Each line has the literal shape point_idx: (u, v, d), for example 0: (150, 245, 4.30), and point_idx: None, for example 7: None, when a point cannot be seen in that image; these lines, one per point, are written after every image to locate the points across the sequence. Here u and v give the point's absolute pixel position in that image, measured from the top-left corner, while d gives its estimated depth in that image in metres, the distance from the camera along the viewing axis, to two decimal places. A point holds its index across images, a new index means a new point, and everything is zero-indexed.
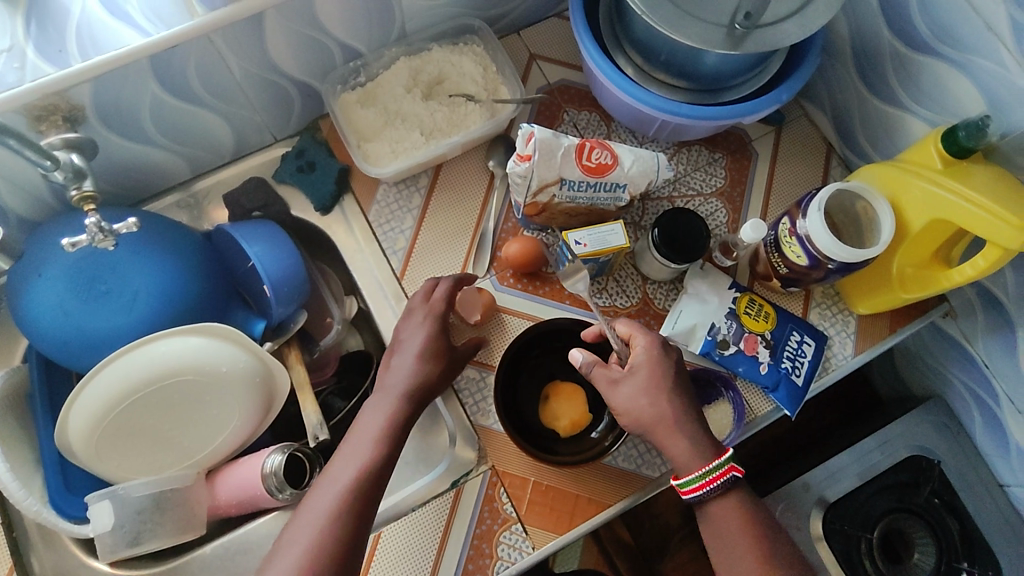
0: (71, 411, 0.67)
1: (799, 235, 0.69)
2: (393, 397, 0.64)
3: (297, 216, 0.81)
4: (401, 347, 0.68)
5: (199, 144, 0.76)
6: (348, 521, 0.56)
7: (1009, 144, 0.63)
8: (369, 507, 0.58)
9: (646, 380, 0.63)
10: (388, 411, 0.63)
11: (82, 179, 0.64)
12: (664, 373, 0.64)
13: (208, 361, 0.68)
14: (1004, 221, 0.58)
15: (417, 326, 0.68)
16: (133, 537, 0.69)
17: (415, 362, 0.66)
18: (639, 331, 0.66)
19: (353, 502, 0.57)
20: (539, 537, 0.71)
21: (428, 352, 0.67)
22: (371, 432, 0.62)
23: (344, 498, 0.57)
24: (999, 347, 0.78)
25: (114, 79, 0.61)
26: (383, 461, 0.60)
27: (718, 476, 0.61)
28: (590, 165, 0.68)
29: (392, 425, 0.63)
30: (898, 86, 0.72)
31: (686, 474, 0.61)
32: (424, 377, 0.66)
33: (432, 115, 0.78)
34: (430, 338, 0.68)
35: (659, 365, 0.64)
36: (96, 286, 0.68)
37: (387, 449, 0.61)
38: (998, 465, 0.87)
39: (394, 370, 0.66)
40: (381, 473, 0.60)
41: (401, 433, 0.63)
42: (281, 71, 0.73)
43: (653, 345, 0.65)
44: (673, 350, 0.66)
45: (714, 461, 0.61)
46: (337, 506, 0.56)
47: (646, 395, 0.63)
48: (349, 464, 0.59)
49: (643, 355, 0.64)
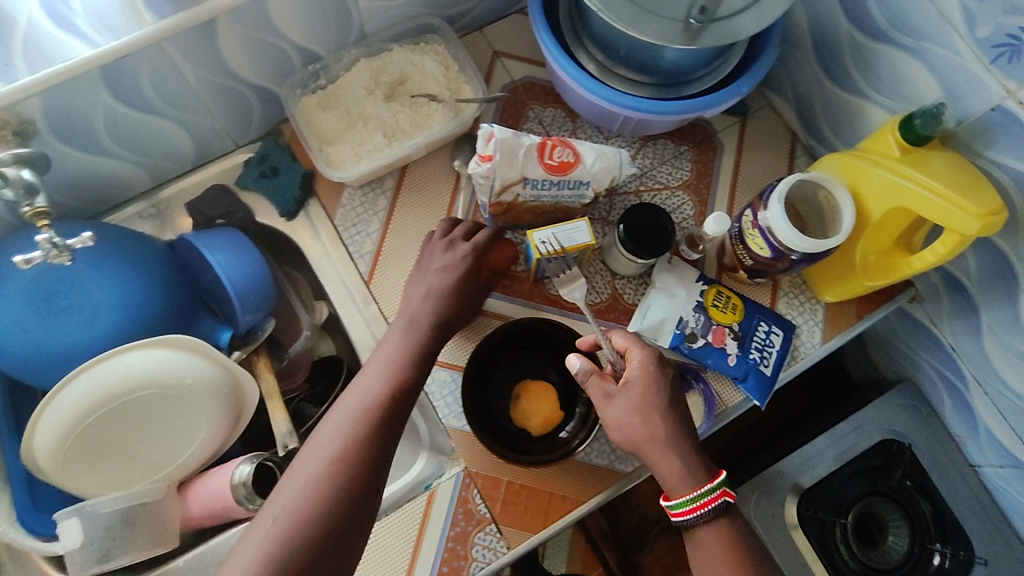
0: (36, 428, 0.66)
1: (760, 227, 0.69)
2: (413, 331, 0.66)
3: (262, 222, 0.81)
4: (426, 279, 0.69)
5: (157, 153, 0.75)
6: (380, 421, 0.58)
7: (965, 130, 0.64)
8: (387, 434, 0.58)
9: (639, 397, 0.63)
10: (406, 343, 0.65)
11: (34, 196, 0.63)
12: (658, 394, 0.63)
13: (173, 374, 0.68)
14: (960, 209, 0.59)
15: (451, 260, 0.70)
16: (102, 554, 0.68)
17: (443, 292, 0.68)
18: (636, 346, 0.66)
19: (368, 428, 0.58)
20: (514, 537, 0.71)
21: (459, 283, 0.69)
22: (394, 353, 0.64)
23: (355, 429, 0.57)
24: (964, 329, 0.79)
25: (64, 91, 0.60)
26: (399, 391, 0.61)
27: (710, 502, 0.60)
28: (552, 163, 0.67)
29: (414, 348, 0.65)
30: (857, 74, 0.72)
31: (677, 496, 0.61)
32: (451, 308, 0.68)
33: (394, 116, 0.77)
34: (467, 273, 0.69)
35: (654, 382, 0.63)
36: (55, 301, 0.67)
37: (405, 379, 0.62)
38: (969, 447, 0.87)
39: (418, 303, 0.68)
40: (407, 387, 0.62)
41: (420, 363, 0.64)
42: (239, 77, 0.72)
43: (649, 361, 0.64)
44: (669, 368, 0.66)
45: (705, 485, 0.61)
46: (352, 434, 0.57)
47: (638, 413, 0.63)
48: (362, 395, 0.60)
49: (638, 371, 0.64)
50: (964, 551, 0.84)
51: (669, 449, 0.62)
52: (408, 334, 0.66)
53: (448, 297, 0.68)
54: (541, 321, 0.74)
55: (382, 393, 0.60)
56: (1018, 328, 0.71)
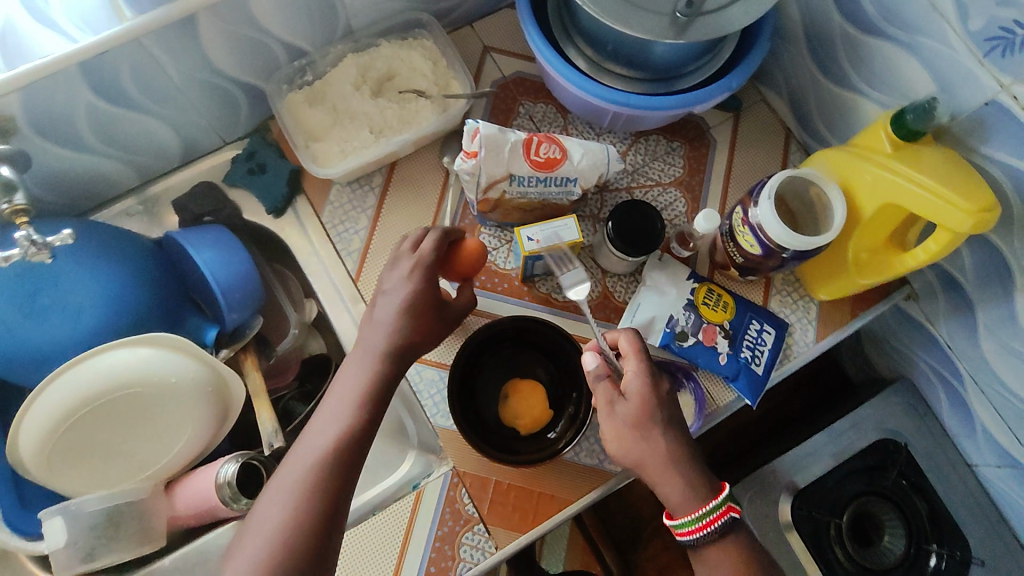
0: (20, 428, 0.66)
1: (751, 224, 0.68)
2: (369, 367, 0.59)
3: (249, 219, 0.80)
4: (384, 302, 0.61)
5: (143, 150, 0.75)
6: (327, 484, 0.53)
7: (958, 126, 0.63)
8: (338, 497, 0.53)
9: (633, 413, 0.61)
10: (360, 385, 0.58)
11: (13, 193, 0.62)
12: (657, 407, 0.61)
13: (156, 373, 0.67)
14: (953, 207, 0.58)
15: (402, 280, 0.61)
16: (87, 552, 0.69)
17: (396, 317, 0.60)
18: (634, 354, 0.63)
19: (314, 496, 0.52)
20: (502, 537, 0.70)
21: (419, 309, 0.61)
22: (346, 395, 0.58)
23: (299, 498, 0.52)
24: (960, 328, 0.78)
25: (44, 88, 0.60)
26: (351, 447, 0.55)
27: (719, 517, 0.59)
28: (538, 160, 0.67)
29: (369, 386, 0.58)
30: (849, 68, 0.71)
31: (683, 515, 0.60)
32: (407, 333, 0.60)
33: (381, 112, 0.77)
34: (418, 298, 0.60)
35: (653, 394, 0.61)
36: (38, 299, 0.67)
37: (358, 432, 0.56)
38: (967, 446, 0.86)
39: (374, 332, 0.60)
40: (360, 437, 0.56)
41: (375, 408, 0.58)
42: (223, 73, 0.71)
43: (647, 373, 0.62)
44: (665, 380, 0.63)
45: (710, 502, 0.59)
46: (298, 509, 0.52)
47: (637, 433, 0.61)
48: (310, 454, 0.54)
49: (636, 384, 0.61)
50: (961, 552, 0.83)
51: (677, 471, 0.60)
52: (363, 370, 0.58)
53: (406, 326, 0.60)
54: (535, 320, 0.73)
55: (331, 454, 0.54)
56: (1015, 327, 0.70)
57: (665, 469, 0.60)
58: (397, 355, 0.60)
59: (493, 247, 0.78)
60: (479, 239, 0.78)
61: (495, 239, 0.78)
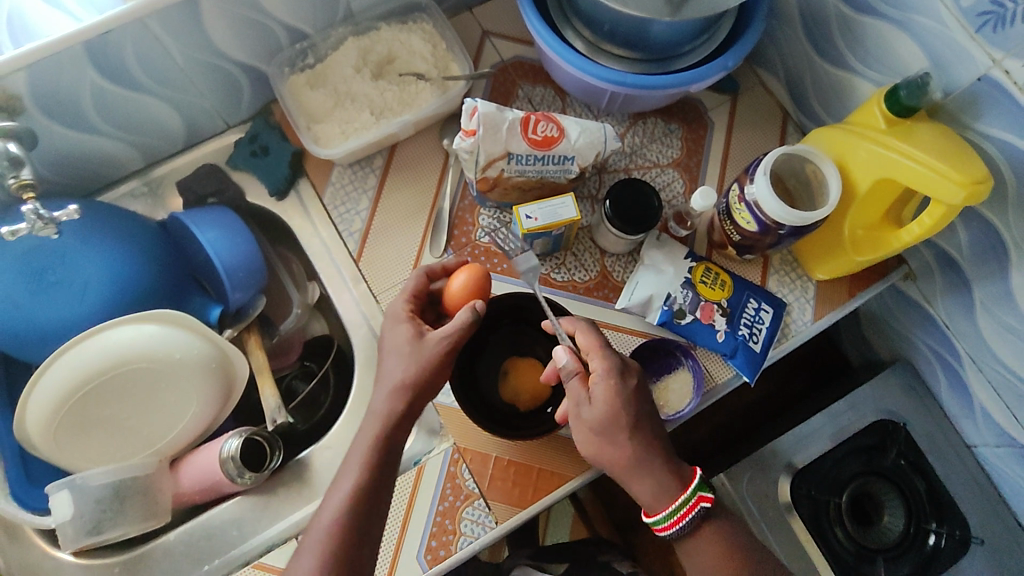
0: (27, 406, 0.67)
1: (747, 201, 0.69)
2: (382, 417, 0.63)
3: (252, 201, 0.81)
4: (391, 353, 0.65)
5: (147, 132, 0.76)
6: (344, 540, 0.57)
7: (953, 102, 0.63)
8: (354, 552, 0.58)
9: (599, 418, 0.64)
10: (374, 434, 0.62)
11: (19, 168, 0.64)
12: (623, 409, 0.63)
13: (161, 349, 0.68)
14: (946, 178, 0.58)
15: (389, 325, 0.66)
16: (93, 525, 0.69)
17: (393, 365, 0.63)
18: (597, 357, 0.65)
19: (333, 552, 0.56)
20: (502, 512, 0.71)
21: (415, 352, 0.63)
22: (359, 453, 0.61)
23: (321, 556, 0.56)
24: (957, 306, 0.78)
25: (50, 66, 0.61)
26: (368, 493, 0.60)
27: (691, 510, 0.63)
28: (536, 138, 0.68)
29: (379, 444, 0.62)
30: (845, 47, 0.72)
31: (658, 511, 0.64)
32: (407, 377, 0.63)
33: (381, 94, 0.78)
34: (401, 336, 0.64)
35: (617, 398, 0.63)
36: (44, 276, 0.68)
37: (376, 480, 0.61)
38: (966, 427, 0.87)
39: (383, 384, 0.64)
40: (373, 492, 0.60)
41: (388, 455, 0.62)
42: (225, 55, 0.72)
43: (610, 374, 0.64)
44: (632, 378, 0.65)
45: (681, 496, 0.63)
46: (325, 555, 0.56)
47: (604, 439, 0.64)
48: (334, 504, 0.59)
49: (600, 389, 0.64)
50: (961, 531, 0.83)
51: (647, 472, 0.64)
52: (377, 418, 0.63)
53: (409, 372, 0.63)
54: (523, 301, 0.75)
55: (352, 504, 0.59)
56: (1010, 303, 0.71)
57: (635, 470, 0.64)
58: (408, 403, 0.63)
59: (493, 228, 0.79)
60: (479, 220, 0.79)
61: (495, 220, 0.79)
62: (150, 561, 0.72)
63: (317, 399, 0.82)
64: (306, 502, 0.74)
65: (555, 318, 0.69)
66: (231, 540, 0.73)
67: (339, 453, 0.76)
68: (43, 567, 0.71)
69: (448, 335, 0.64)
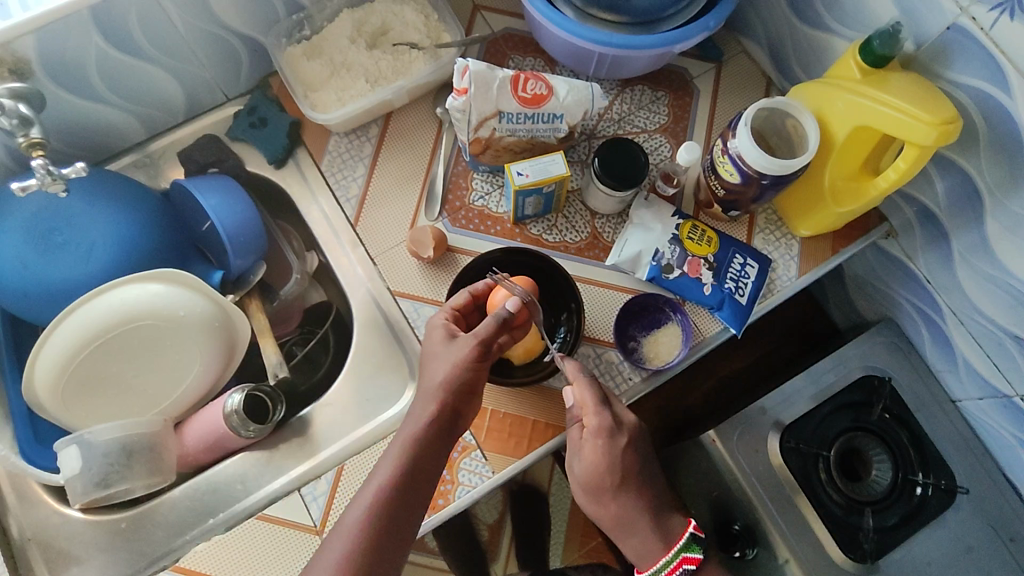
0: (36, 363, 0.69)
1: (730, 154, 0.71)
2: (420, 420, 0.63)
3: (252, 171, 0.83)
4: (431, 361, 0.66)
5: (149, 101, 0.79)
6: (380, 524, 0.58)
7: (924, 53, 0.66)
8: (390, 537, 0.58)
9: (582, 477, 0.69)
10: (419, 422, 0.63)
11: (29, 127, 0.67)
12: (607, 468, 0.67)
13: (166, 306, 0.70)
14: (917, 120, 0.61)
15: (432, 335, 0.68)
16: (102, 479, 0.71)
17: (444, 361, 0.65)
18: (589, 418, 0.67)
19: (371, 535, 0.57)
20: (497, 462, 0.73)
21: (451, 354, 0.64)
22: (401, 440, 0.62)
23: (357, 538, 0.57)
24: (937, 260, 0.80)
25: (56, 31, 0.64)
26: (409, 479, 0.60)
27: (674, 570, 0.68)
28: (526, 96, 0.71)
29: (425, 433, 0.62)
30: (822, 8, 0.75)
31: (647, 566, 0.70)
32: (457, 373, 0.63)
33: (376, 63, 0.81)
34: (437, 344, 0.66)
35: (603, 458, 0.67)
36: (52, 237, 0.70)
37: (408, 480, 0.60)
38: (950, 382, 0.89)
39: (422, 389, 0.64)
40: (415, 478, 0.61)
41: (425, 457, 0.62)
42: (225, 24, 0.75)
43: (599, 434, 0.66)
44: (623, 435, 0.67)
45: (664, 557, 0.69)
46: (349, 549, 0.56)
47: (592, 500, 0.70)
48: (366, 497, 0.59)
49: (591, 451, 0.67)
50: (947, 481, 0.85)
51: (631, 531, 0.69)
52: (416, 420, 0.63)
53: (444, 375, 0.63)
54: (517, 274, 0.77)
55: (384, 496, 0.59)
56: (986, 252, 0.73)
57: (621, 528, 0.70)
58: (445, 405, 0.63)
59: (486, 192, 0.81)
60: (472, 185, 0.81)
61: (488, 184, 0.81)
62: (156, 516, 0.74)
63: (317, 360, 0.86)
64: (308, 458, 0.76)
65: (558, 359, 0.69)
66: (236, 494, 0.75)
67: (338, 410, 0.78)
68: (51, 523, 0.73)
69: (475, 336, 0.64)
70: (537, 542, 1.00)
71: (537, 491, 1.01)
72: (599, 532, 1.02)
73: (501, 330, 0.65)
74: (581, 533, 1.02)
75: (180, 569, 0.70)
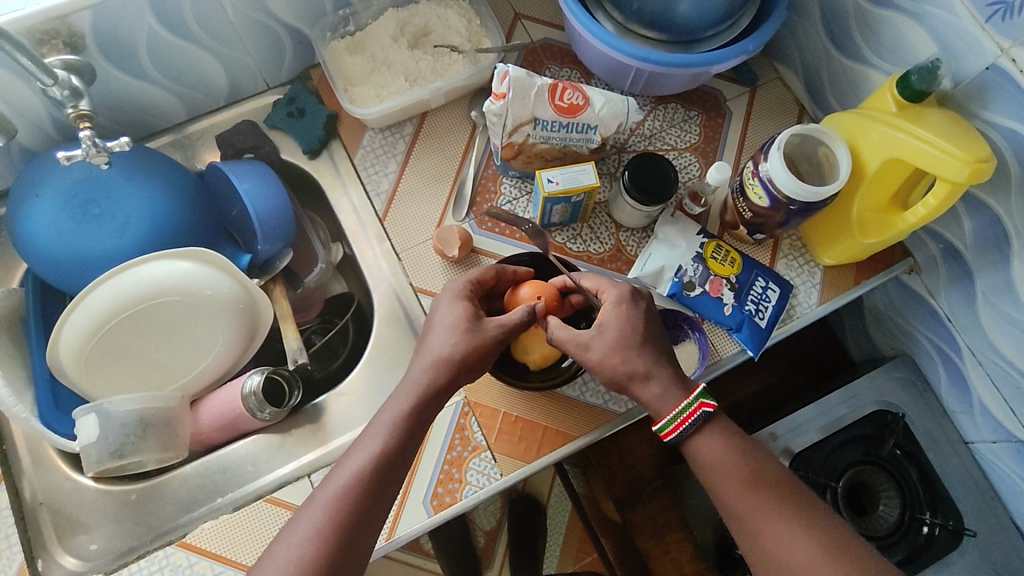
0: (63, 328, 0.70)
1: (760, 177, 0.72)
2: (410, 396, 0.62)
3: (286, 159, 0.85)
4: (437, 334, 0.65)
5: (194, 84, 0.81)
6: (362, 496, 0.57)
7: (962, 91, 0.66)
8: (370, 509, 0.57)
9: (624, 330, 0.65)
10: (409, 400, 0.62)
11: (79, 99, 0.68)
12: (633, 328, 0.65)
13: (196, 283, 0.72)
14: (951, 157, 0.62)
15: (446, 304, 0.67)
16: (116, 449, 0.71)
17: (452, 334, 0.64)
18: (609, 287, 0.68)
19: (353, 505, 0.57)
20: (507, 465, 0.73)
21: (466, 335, 0.64)
22: (390, 413, 0.61)
23: (338, 506, 0.56)
24: (959, 298, 0.80)
25: (112, 8, 0.67)
26: (394, 453, 0.60)
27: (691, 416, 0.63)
28: (562, 105, 0.72)
29: (414, 413, 0.61)
30: (862, 41, 0.75)
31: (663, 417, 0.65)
32: (463, 353, 0.63)
33: (416, 62, 0.82)
34: (453, 313, 0.65)
35: (638, 319, 0.66)
36: (89, 208, 0.72)
37: (392, 456, 0.60)
38: (964, 423, 0.86)
39: (421, 359, 0.64)
40: (399, 455, 0.60)
41: (410, 433, 0.61)
42: (273, 15, 0.77)
43: (620, 300, 0.66)
44: (642, 300, 0.68)
45: (681, 404, 0.64)
46: (332, 517, 0.56)
47: (617, 353, 0.65)
48: (351, 466, 0.58)
49: (611, 314, 0.66)
50: (954, 522, 0.84)
51: None
52: (407, 394, 0.62)
53: (450, 354, 0.63)
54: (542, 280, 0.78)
55: (370, 468, 0.58)
56: (1011, 294, 0.72)
57: None
58: (436, 382, 0.63)
59: (514, 197, 0.82)
60: (501, 189, 0.82)
61: (517, 189, 0.82)
62: (165, 491, 0.75)
63: (335, 350, 0.88)
64: (319, 445, 0.77)
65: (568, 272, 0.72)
66: (246, 476, 0.76)
67: (352, 401, 0.79)
68: (63, 490, 0.75)
69: (493, 328, 0.64)
70: (532, 550, 1.00)
71: (535, 501, 1.04)
72: (594, 548, 1.03)
73: (527, 322, 0.65)
74: (577, 549, 1.03)
75: (186, 545, 0.70)
